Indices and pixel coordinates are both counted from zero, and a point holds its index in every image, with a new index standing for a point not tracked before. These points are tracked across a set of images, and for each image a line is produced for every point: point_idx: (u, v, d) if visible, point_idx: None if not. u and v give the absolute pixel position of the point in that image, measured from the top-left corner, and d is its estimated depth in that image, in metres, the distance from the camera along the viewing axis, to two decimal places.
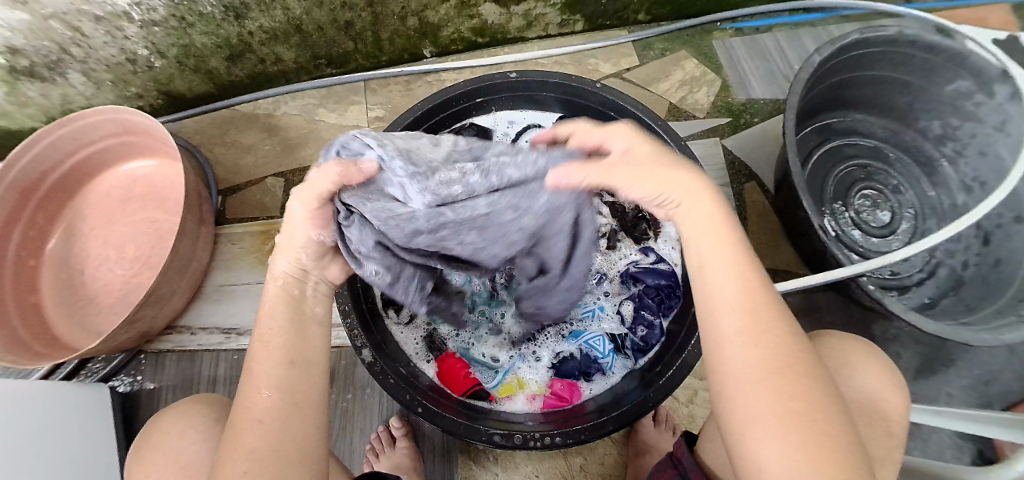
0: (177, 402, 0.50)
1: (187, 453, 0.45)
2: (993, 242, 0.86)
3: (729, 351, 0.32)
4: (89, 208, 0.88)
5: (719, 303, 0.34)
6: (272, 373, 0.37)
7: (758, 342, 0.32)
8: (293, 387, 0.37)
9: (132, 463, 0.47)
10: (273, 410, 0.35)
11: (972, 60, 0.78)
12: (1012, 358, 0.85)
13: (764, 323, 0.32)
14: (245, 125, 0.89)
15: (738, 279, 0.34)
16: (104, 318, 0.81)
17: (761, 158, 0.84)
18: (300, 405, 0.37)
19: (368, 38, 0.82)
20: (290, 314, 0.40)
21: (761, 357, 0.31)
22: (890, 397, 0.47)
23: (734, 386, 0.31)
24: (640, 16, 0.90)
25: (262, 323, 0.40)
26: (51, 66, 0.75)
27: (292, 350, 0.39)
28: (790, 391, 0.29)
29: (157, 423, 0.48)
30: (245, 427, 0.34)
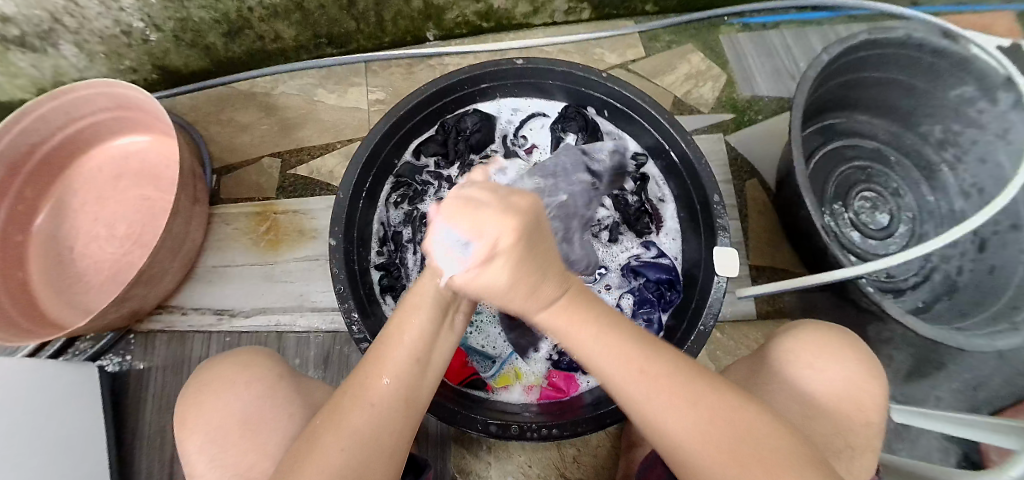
0: (233, 354, 0.51)
1: (250, 409, 0.46)
2: (988, 249, 0.86)
3: (656, 420, 0.32)
4: (79, 184, 0.86)
5: (606, 368, 0.33)
6: (400, 364, 0.35)
7: (673, 406, 0.32)
8: (410, 384, 0.35)
9: (185, 412, 0.47)
10: (385, 403, 0.34)
11: (976, 65, 0.77)
12: (1001, 363, 0.86)
13: (663, 382, 0.33)
14: (242, 103, 0.87)
15: (618, 348, 0.33)
16: (94, 297, 0.80)
17: (764, 155, 0.83)
18: (412, 405, 0.35)
19: (371, 18, 0.80)
20: (437, 314, 0.38)
21: (694, 420, 0.32)
22: (865, 386, 0.47)
23: (675, 448, 0.32)
24: (647, 7, 0.89)
25: (408, 303, 0.38)
26: (43, 36, 0.73)
27: (425, 345, 0.37)
28: (734, 452, 0.31)
29: (212, 374, 0.49)
30: (349, 415, 0.33)
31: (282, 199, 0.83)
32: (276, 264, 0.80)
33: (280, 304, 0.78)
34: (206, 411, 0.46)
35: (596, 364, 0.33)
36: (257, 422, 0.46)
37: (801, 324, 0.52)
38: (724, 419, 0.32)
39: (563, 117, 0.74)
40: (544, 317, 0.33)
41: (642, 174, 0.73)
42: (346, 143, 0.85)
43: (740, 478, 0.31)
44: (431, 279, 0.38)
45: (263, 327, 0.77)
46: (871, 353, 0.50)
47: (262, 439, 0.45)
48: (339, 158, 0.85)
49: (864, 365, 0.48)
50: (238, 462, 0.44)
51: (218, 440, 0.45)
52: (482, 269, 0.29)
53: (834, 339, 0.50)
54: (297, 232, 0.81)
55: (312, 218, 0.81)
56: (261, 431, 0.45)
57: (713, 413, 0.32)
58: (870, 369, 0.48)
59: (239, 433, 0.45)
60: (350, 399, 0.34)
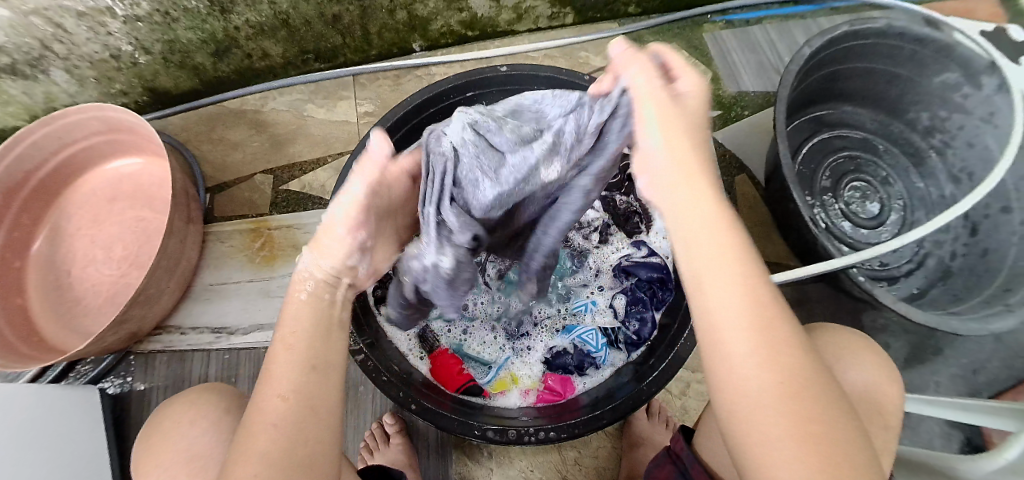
0: (182, 392, 0.50)
1: (196, 439, 0.45)
2: (981, 232, 0.87)
3: (736, 361, 0.29)
4: (75, 208, 0.87)
5: (714, 281, 0.31)
6: (286, 376, 0.35)
7: (767, 354, 0.28)
8: (313, 391, 0.35)
9: (141, 462, 0.46)
10: (280, 409, 0.33)
11: (959, 51, 0.78)
12: (998, 345, 0.86)
13: (772, 332, 0.29)
14: (233, 122, 0.88)
15: (739, 289, 0.30)
16: (93, 320, 0.80)
17: (752, 150, 0.84)
18: (320, 409, 0.35)
19: (356, 32, 0.81)
20: (320, 319, 0.39)
21: (778, 373, 0.28)
22: (886, 385, 0.46)
23: (737, 395, 0.28)
24: (630, 9, 0.89)
25: (285, 323, 0.38)
26: (33, 63, 0.74)
27: (310, 354, 0.36)
28: (802, 409, 0.27)
29: (163, 416, 0.48)
30: (257, 431, 0.32)
31: (275, 215, 0.83)
32: (271, 279, 0.80)
33: (277, 319, 0.78)
34: (157, 458, 0.45)
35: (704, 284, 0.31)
36: (203, 459, 0.44)
37: (839, 327, 0.51)
38: (806, 385, 0.28)
39: None
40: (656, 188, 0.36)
41: (630, 174, 0.73)
42: (338, 156, 0.86)
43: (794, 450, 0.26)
44: (299, 289, 0.40)
45: (261, 342, 0.77)
46: (887, 354, 0.49)
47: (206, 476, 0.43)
48: (331, 171, 0.85)
49: (884, 367, 0.48)
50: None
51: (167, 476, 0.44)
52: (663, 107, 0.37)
53: (856, 342, 0.49)
54: (291, 246, 0.81)
55: (306, 232, 0.82)
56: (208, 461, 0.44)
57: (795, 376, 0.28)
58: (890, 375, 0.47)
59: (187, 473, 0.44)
60: (250, 420, 0.33)
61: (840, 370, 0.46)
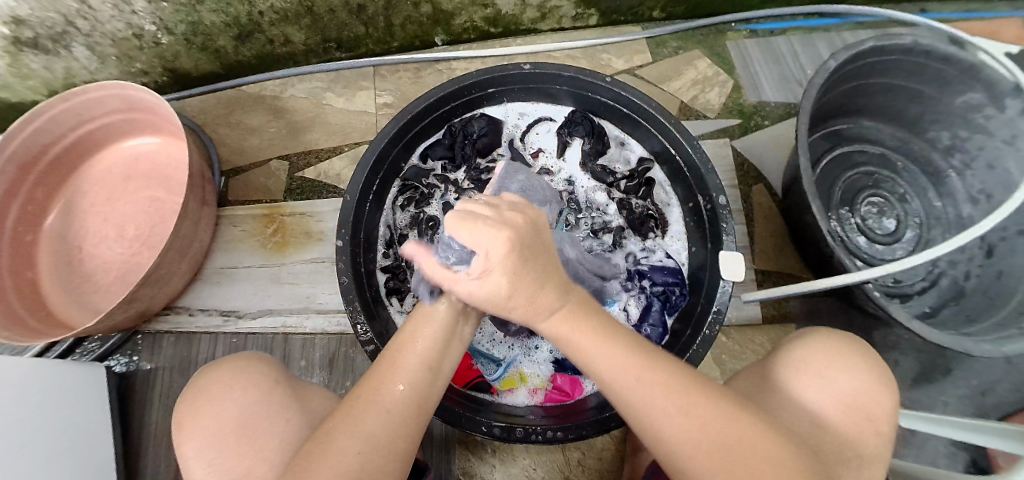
0: (231, 359, 0.51)
1: (250, 410, 0.46)
2: (997, 254, 0.85)
3: (641, 409, 0.37)
4: (89, 184, 0.87)
5: (593, 350, 0.38)
6: (414, 372, 0.39)
7: (664, 389, 0.37)
8: (423, 392, 0.39)
9: (181, 422, 0.47)
10: (400, 403, 0.37)
11: (984, 73, 0.77)
12: (1009, 368, 0.85)
13: (642, 370, 0.38)
14: (251, 106, 0.88)
15: (604, 345, 0.38)
16: (101, 296, 0.80)
17: (771, 161, 0.83)
18: (423, 412, 0.38)
19: (379, 23, 0.81)
20: (447, 325, 0.43)
21: (673, 408, 0.36)
22: (879, 395, 0.47)
23: (657, 436, 0.36)
24: (654, 13, 0.89)
25: (416, 321, 0.43)
26: (56, 38, 0.74)
27: (431, 359, 0.41)
28: (704, 442, 0.35)
29: (212, 376, 0.49)
30: (367, 413, 0.36)
31: (290, 201, 0.83)
32: (282, 266, 0.80)
33: (286, 305, 0.78)
34: (201, 424, 0.46)
35: (589, 359, 0.39)
36: (253, 425, 0.45)
37: (831, 332, 0.53)
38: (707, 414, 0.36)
39: (569, 122, 0.75)
40: (553, 323, 0.40)
41: (648, 178, 0.73)
42: (354, 146, 0.86)
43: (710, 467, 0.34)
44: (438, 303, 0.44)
45: (269, 328, 0.77)
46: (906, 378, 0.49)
47: (257, 448, 0.44)
48: (346, 161, 0.85)
49: (879, 375, 0.48)
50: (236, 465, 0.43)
51: (214, 445, 0.45)
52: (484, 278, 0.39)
53: (848, 347, 0.50)
54: (304, 233, 0.81)
55: (320, 220, 0.82)
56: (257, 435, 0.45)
57: (691, 408, 0.36)
58: (887, 385, 0.48)
59: (233, 443, 0.44)
60: (364, 404, 0.36)
61: (824, 379, 0.47)
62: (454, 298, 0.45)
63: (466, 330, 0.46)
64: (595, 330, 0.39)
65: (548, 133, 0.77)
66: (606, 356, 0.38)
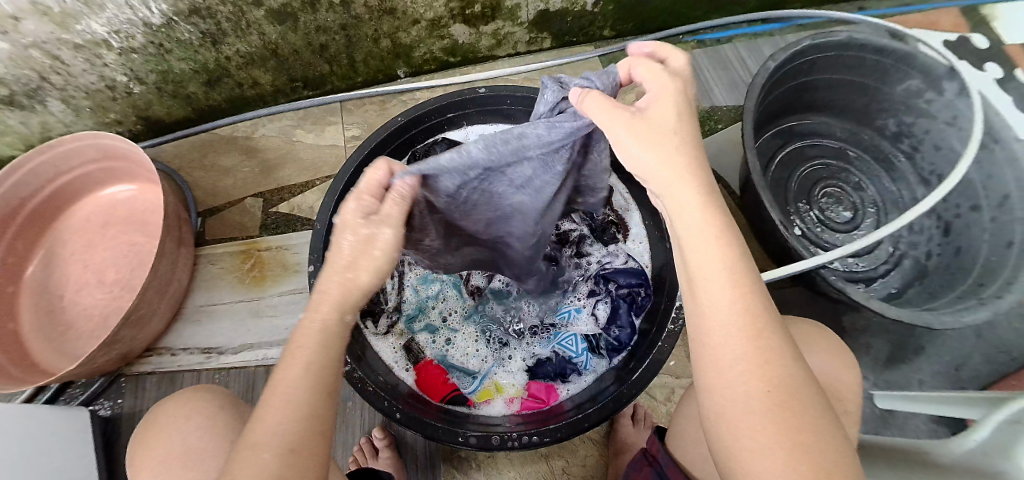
0: (182, 393, 0.52)
1: (191, 440, 0.47)
2: (953, 231, 0.90)
3: (727, 377, 0.32)
4: (67, 235, 0.88)
5: (709, 297, 0.34)
6: (301, 398, 0.35)
7: (755, 364, 0.31)
8: (321, 416, 0.35)
9: (135, 453, 0.49)
10: (284, 430, 0.33)
11: (919, 59, 0.82)
12: (978, 341, 0.88)
13: (764, 340, 0.32)
14: (224, 148, 0.91)
15: (733, 299, 0.33)
16: (84, 343, 0.81)
17: (727, 162, 0.87)
18: (318, 432, 0.35)
19: (342, 60, 0.84)
20: (330, 344, 0.38)
21: (756, 382, 0.31)
22: (846, 374, 0.50)
23: (726, 403, 0.32)
24: (605, 32, 0.93)
25: (291, 348, 0.37)
26: (30, 94, 0.76)
27: (325, 375, 0.37)
28: (782, 421, 0.30)
29: (164, 411, 0.51)
30: (256, 453, 0.32)
31: (266, 236, 0.86)
32: (262, 299, 0.82)
33: (265, 339, 0.80)
34: (153, 451, 0.48)
35: (706, 297, 0.34)
36: (197, 452, 0.47)
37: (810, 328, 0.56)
38: (795, 393, 0.31)
39: None
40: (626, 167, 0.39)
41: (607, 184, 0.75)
42: (326, 179, 0.89)
43: (777, 448, 0.29)
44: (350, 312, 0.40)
45: (250, 362, 0.78)
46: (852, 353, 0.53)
47: (202, 468, 0.46)
48: (320, 193, 0.88)
49: (842, 356, 0.51)
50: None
51: (163, 473, 0.46)
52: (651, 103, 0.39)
53: (811, 332, 0.53)
54: (282, 266, 0.83)
55: (295, 252, 0.84)
56: (203, 461, 0.46)
57: (786, 387, 0.31)
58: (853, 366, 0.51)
59: (181, 465, 0.46)
60: (246, 448, 0.33)
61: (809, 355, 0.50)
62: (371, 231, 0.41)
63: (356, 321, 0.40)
64: (698, 215, 0.35)
65: None
66: (726, 295, 0.33)
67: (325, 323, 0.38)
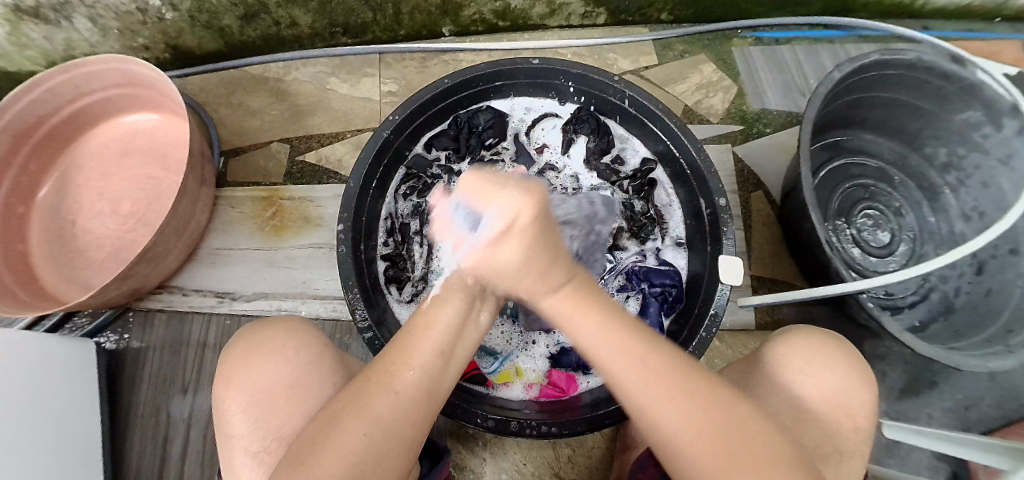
0: (288, 321, 0.51)
1: (299, 375, 0.46)
2: (986, 272, 0.86)
3: (657, 420, 0.34)
4: (84, 160, 0.86)
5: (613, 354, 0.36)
6: (425, 357, 0.37)
7: (675, 401, 0.34)
8: (434, 375, 0.37)
9: (230, 370, 0.47)
10: (411, 388, 0.35)
11: (985, 92, 0.78)
12: (992, 385, 0.86)
13: (671, 378, 0.35)
14: (253, 88, 0.88)
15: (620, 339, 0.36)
16: (93, 273, 0.79)
17: (771, 168, 0.84)
18: (433, 397, 0.37)
19: (388, 10, 0.80)
20: (463, 308, 0.41)
21: (682, 419, 0.33)
22: (854, 392, 0.47)
23: (673, 448, 0.34)
24: (662, 15, 0.89)
25: (432, 301, 0.42)
26: (58, 8, 0.73)
27: (447, 341, 0.39)
28: (721, 449, 0.33)
29: (264, 336, 0.49)
30: (377, 395, 0.35)
31: (290, 185, 0.83)
32: (280, 250, 0.80)
33: (281, 290, 0.78)
34: (251, 372, 0.46)
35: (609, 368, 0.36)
36: (303, 387, 0.46)
37: (785, 331, 0.53)
38: (724, 429, 0.33)
39: (576, 118, 0.74)
40: (552, 298, 0.39)
41: (651, 179, 0.72)
42: (357, 132, 0.85)
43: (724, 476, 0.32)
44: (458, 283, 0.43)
45: (264, 312, 0.77)
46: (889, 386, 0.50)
47: (309, 405, 0.45)
48: (349, 147, 0.85)
49: (854, 372, 0.48)
50: (282, 425, 0.44)
51: (263, 400, 0.45)
52: (499, 240, 0.39)
53: (814, 347, 0.50)
54: (303, 218, 0.81)
55: (318, 206, 0.81)
56: (314, 399, 0.46)
57: (691, 408, 0.34)
58: (862, 373, 0.48)
59: (286, 397, 0.45)
60: (374, 385, 0.35)
61: (808, 377, 0.48)
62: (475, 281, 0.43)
63: (482, 317, 0.44)
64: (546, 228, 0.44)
65: (554, 129, 0.76)
66: (618, 361, 0.35)
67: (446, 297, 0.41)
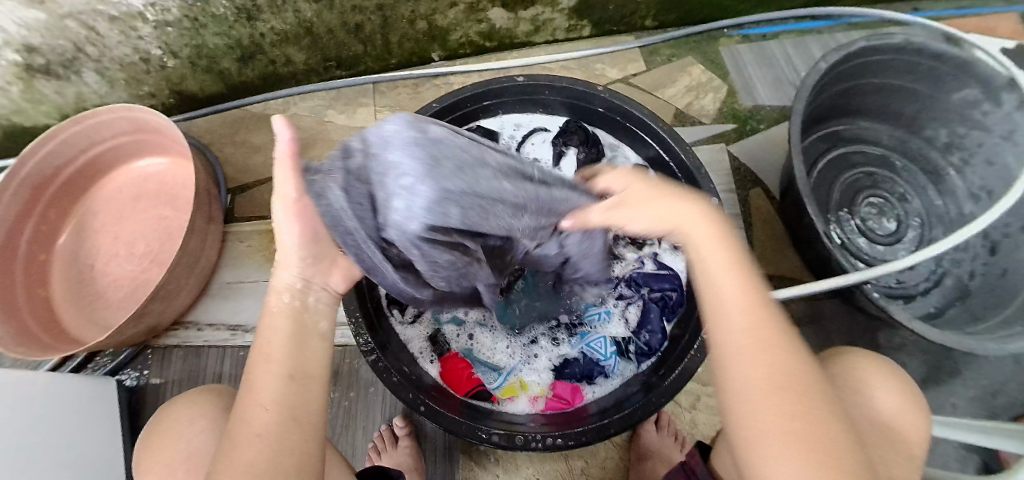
0: (185, 394, 0.52)
1: (198, 443, 0.46)
2: (1000, 252, 0.84)
3: (737, 371, 0.33)
4: (99, 206, 0.89)
5: (728, 313, 0.35)
6: (270, 390, 0.36)
7: (769, 364, 0.33)
8: (294, 402, 0.37)
9: (142, 458, 0.49)
10: (270, 422, 0.35)
11: (979, 68, 0.77)
12: (1017, 368, 0.84)
13: (771, 340, 0.34)
14: (255, 126, 0.91)
15: (739, 289, 0.36)
16: (112, 314, 0.82)
17: (767, 164, 0.84)
18: (300, 416, 0.36)
19: (378, 41, 0.83)
20: (297, 332, 0.39)
21: (768, 376, 0.32)
22: (910, 413, 0.47)
23: (742, 400, 0.33)
24: (647, 22, 0.90)
25: (260, 333, 0.39)
26: (66, 64, 0.76)
27: (294, 371, 0.38)
28: (797, 415, 0.30)
29: (169, 415, 0.50)
30: (241, 443, 0.34)
31: None
32: None
33: None
34: (157, 459, 0.47)
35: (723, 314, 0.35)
36: (198, 457, 0.46)
37: (849, 350, 0.52)
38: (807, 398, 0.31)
39: (564, 131, 0.75)
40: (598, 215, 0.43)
41: None
42: None
43: (789, 444, 0.30)
44: (277, 303, 0.40)
45: None
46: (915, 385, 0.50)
47: (202, 470, 0.45)
48: None
49: (909, 396, 0.48)
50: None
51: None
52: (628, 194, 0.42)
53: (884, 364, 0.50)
54: None
55: None
56: (207, 465, 0.45)
57: (785, 367, 0.33)
58: (914, 400, 0.48)
59: (183, 471, 0.45)
60: (232, 436, 0.35)
61: (873, 391, 0.47)
62: (293, 295, 0.41)
63: (325, 326, 0.42)
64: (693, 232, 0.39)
65: (544, 143, 0.77)
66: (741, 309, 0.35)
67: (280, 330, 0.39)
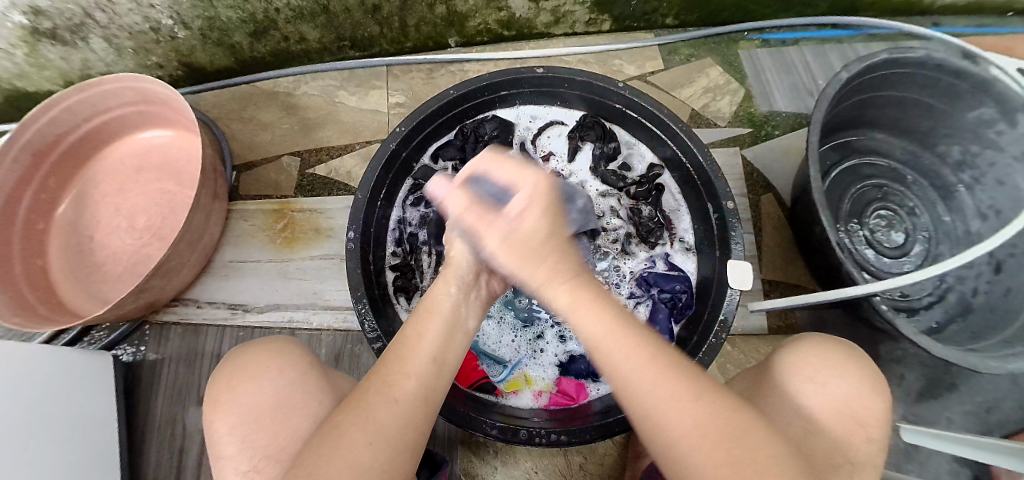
0: (269, 341, 0.52)
1: (280, 393, 0.47)
2: (1004, 271, 0.83)
3: (647, 401, 0.35)
4: (100, 176, 0.88)
5: (612, 342, 0.37)
6: (415, 368, 0.39)
7: (664, 389, 0.35)
8: (429, 385, 0.39)
9: (217, 392, 0.48)
10: (410, 395, 0.38)
11: (996, 87, 0.76)
12: (1014, 386, 0.84)
13: (653, 362, 0.36)
14: (263, 102, 0.89)
15: (613, 330, 0.38)
16: (111, 287, 0.81)
17: (780, 170, 0.83)
18: (431, 401, 0.39)
19: (394, 23, 0.82)
20: (448, 321, 0.44)
21: (677, 405, 0.34)
22: (867, 398, 0.46)
23: (665, 433, 0.34)
24: (667, 20, 0.89)
25: (419, 317, 0.44)
26: (74, 30, 0.75)
27: (438, 355, 0.41)
28: (720, 444, 0.32)
29: (248, 356, 0.50)
30: (380, 401, 0.37)
31: (300, 197, 0.84)
32: (291, 261, 0.81)
33: (294, 300, 0.79)
34: (236, 393, 0.47)
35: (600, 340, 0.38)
36: (288, 407, 0.47)
37: (800, 338, 0.53)
38: (722, 422, 0.33)
39: (581, 126, 0.75)
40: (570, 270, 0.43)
41: (658, 184, 0.73)
42: (365, 144, 0.86)
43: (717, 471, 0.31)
44: (439, 295, 0.46)
45: (276, 322, 0.78)
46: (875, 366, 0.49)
47: (295, 420, 0.46)
48: (358, 158, 0.86)
49: (870, 383, 0.47)
50: (268, 444, 0.44)
51: (247, 425, 0.46)
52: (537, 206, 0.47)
53: (842, 354, 0.50)
54: (313, 229, 0.82)
55: (328, 217, 0.82)
56: (296, 418, 0.46)
57: (691, 397, 0.35)
58: (874, 385, 0.47)
59: (273, 418, 0.46)
60: (374, 393, 0.38)
61: (824, 383, 0.47)
62: (457, 289, 0.46)
63: (470, 324, 0.46)
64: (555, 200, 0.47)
65: (559, 136, 0.77)
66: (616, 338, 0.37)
67: (440, 313, 0.44)
